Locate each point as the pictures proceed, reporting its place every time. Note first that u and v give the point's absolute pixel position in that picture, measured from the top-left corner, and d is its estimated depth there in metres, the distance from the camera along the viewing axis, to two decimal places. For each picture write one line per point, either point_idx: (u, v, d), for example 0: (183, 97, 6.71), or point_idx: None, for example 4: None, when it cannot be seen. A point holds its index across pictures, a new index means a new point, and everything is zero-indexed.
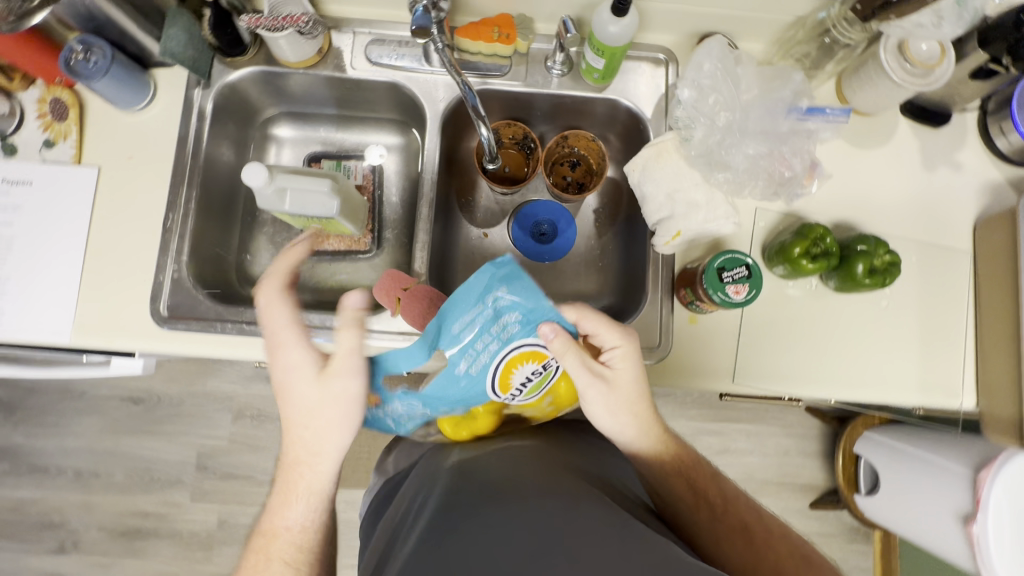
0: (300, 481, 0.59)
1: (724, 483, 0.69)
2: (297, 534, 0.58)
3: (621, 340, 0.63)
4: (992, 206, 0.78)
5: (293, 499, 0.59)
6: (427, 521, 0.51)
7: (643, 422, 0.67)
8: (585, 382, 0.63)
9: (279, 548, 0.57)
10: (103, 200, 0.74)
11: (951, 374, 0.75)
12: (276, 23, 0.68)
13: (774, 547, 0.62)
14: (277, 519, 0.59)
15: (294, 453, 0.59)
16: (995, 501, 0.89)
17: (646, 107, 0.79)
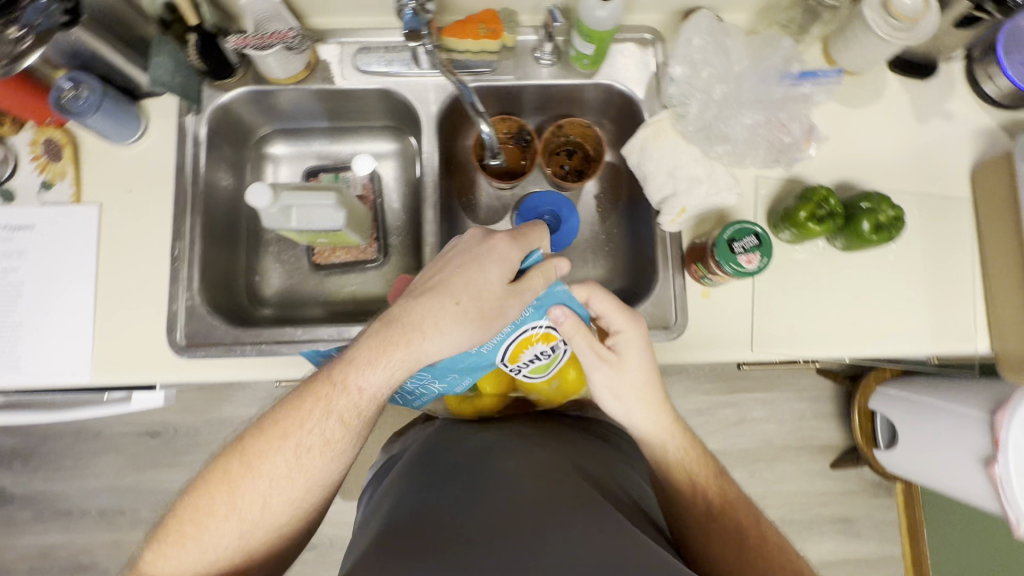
0: (400, 351, 0.58)
1: (729, 483, 0.66)
2: (346, 419, 0.58)
3: (626, 322, 0.64)
4: (987, 151, 0.79)
5: (383, 360, 0.58)
6: (418, 506, 0.54)
7: (651, 407, 0.66)
8: (589, 363, 0.65)
9: (341, 408, 0.58)
10: (108, 236, 0.74)
11: (961, 320, 0.76)
12: (264, 41, 0.68)
13: (766, 562, 0.59)
14: (351, 376, 0.58)
15: (413, 327, 0.58)
16: (1014, 440, 0.90)
17: (638, 89, 0.79)
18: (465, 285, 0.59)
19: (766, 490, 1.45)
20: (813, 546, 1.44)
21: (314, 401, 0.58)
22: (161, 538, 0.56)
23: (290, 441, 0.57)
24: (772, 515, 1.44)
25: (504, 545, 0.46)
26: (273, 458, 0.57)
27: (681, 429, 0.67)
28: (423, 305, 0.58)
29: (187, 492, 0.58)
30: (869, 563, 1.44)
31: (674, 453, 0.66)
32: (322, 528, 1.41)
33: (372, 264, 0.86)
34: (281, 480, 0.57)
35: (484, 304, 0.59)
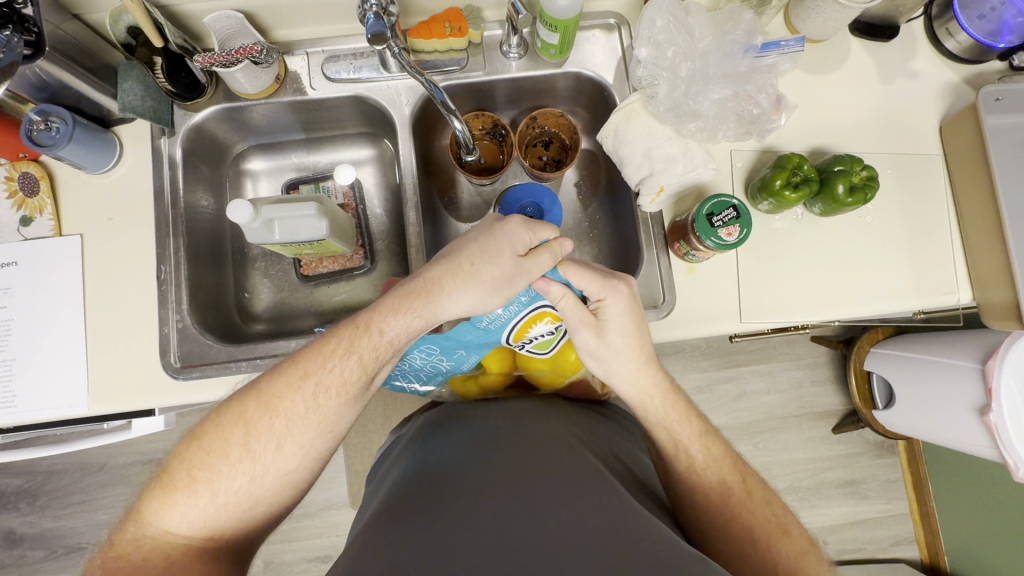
0: (421, 306, 0.59)
1: (717, 438, 0.66)
2: (366, 362, 0.59)
3: (608, 288, 0.62)
4: (953, 105, 0.81)
5: (404, 315, 0.59)
6: (422, 476, 0.55)
7: (633, 368, 0.65)
8: (568, 326, 0.64)
9: (364, 351, 0.58)
10: (93, 265, 0.74)
11: (943, 272, 0.77)
12: (230, 57, 0.67)
13: (754, 515, 0.61)
14: (374, 323, 0.59)
15: (433, 286, 0.60)
16: (1006, 387, 0.92)
17: (607, 74, 0.80)
18: (479, 249, 0.60)
19: (772, 460, 1.47)
20: (822, 510, 1.46)
21: (336, 345, 0.58)
22: (166, 485, 0.54)
23: (310, 384, 0.57)
24: (780, 483, 1.46)
25: (505, 515, 0.47)
26: (292, 398, 0.56)
27: (667, 391, 0.67)
28: (445, 270, 0.60)
29: (194, 436, 0.56)
30: (879, 522, 1.47)
31: (654, 412, 0.66)
32: (337, 539, 1.41)
33: (360, 270, 0.87)
34: (300, 420, 0.56)
35: (503, 270, 0.60)
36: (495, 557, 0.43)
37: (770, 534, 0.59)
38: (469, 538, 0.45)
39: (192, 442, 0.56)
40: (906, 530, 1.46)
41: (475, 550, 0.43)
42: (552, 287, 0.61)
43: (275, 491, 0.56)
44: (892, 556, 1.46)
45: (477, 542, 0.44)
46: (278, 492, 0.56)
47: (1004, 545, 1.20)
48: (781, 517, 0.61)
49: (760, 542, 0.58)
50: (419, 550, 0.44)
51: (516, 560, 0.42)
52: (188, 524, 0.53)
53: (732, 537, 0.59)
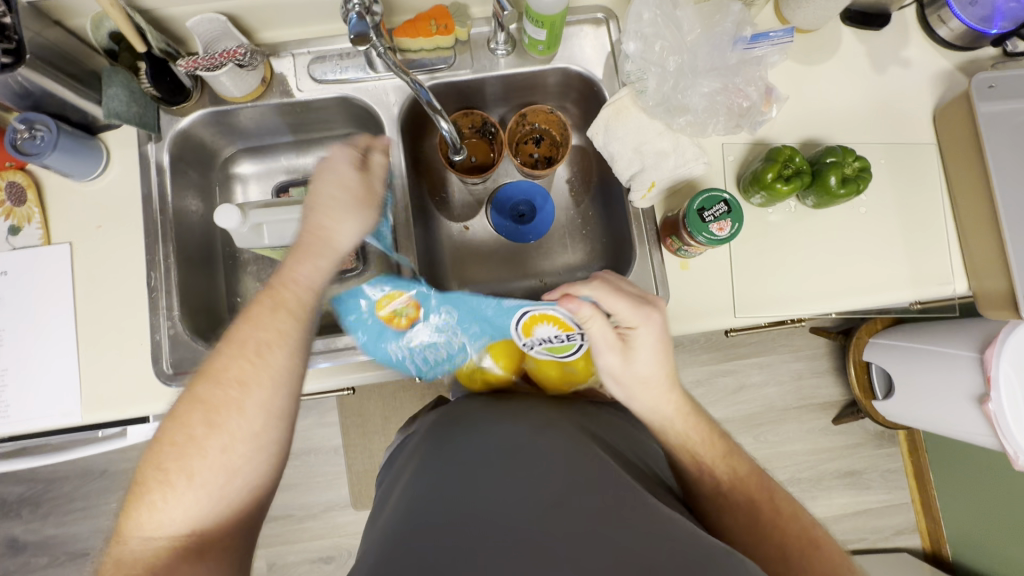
0: (315, 244, 0.59)
1: (739, 455, 0.66)
2: (291, 307, 0.57)
3: (639, 316, 0.63)
4: (946, 93, 0.80)
5: (306, 261, 0.59)
6: (434, 467, 0.54)
7: (654, 395, 0.66)
8: (597, 348, 0.65)
9: (287, 300, 0.57)
10: (82, 272, 0.73)
11: (938, 262, 0.77)
12: (214, 60, 0.67)
13: (782, 527, 0.59)
14: (286, 274, 0.58)
15: (318, 229, 0.59)
16: (1005, 375, 0.92)
17: (596, 69, 0.79)
18: (334, 184, 0.60)
19: (772, 452, 1.46)
20: (824, 502, 1.46)
21: (264, 304, 0.57)
22: (143, 493, 0.52)
23: (260, 348, 0.55)
24: (781, 476, 1.46)
25: (519, 504, 0.47)
26: (240, 364, 0.55)
27: (690, 413, 0.67)
28: (320, 209, 0.60)
29: (158, 436, 0.55)
30: (881, 512, 1.47)
31: (672, 434, 0.66)
32: (339, 540, 1.41)
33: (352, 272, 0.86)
34: (260, 383, 0.55)
35: (358, 193, 0.61)
36: (514, 543, 0.42)
37: (801, 546, 0.57)
38: (486, 527, 0.44)
39: (158, 442, 0.54)
40: (908, 520, 1.46)
41: (493, 538, 0.43)
42: (586, 312, 0.61)
43: (253, 463, 0.54)
44: (894, 546, 1.46)
45: (494, 531, 0.44)
46: (257, 467, 0.55)
47: (1006, 533, 1.20)
48: (813, 533, 0.59)
49: (792, 559, 0.56)
50: (437, 540, 0.44)
51: (535, 544, 0.42)
52: (176, 516, 0.51)
53: (765, 557, 0.57)
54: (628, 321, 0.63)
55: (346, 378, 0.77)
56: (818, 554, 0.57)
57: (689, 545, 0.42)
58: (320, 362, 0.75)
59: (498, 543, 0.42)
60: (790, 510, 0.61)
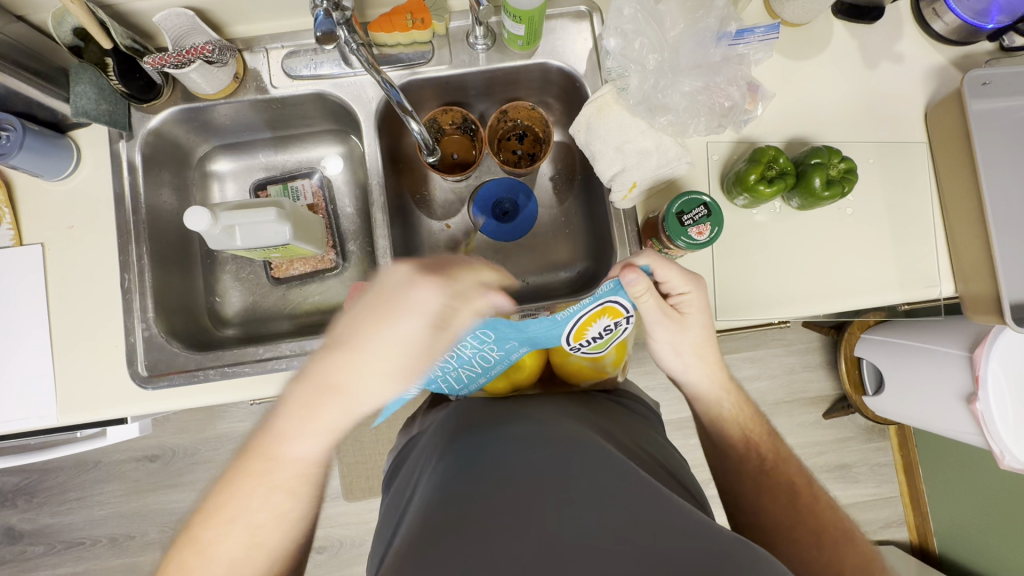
0: (328, 410, 0.50)
1: (782, 443, 0.70)
2: (296, 487, 0.50)
3: (690, 285, 0.63)
4: (939, 90, 0.77)
5: (304, 434, 0.50)
6: (455, 472, 0.56)
7: (706, 362, 0.70)
8: (654, 322, 0.65)
9: (291, 479, 0.50)
10: (56, 274, 0.73)
11: (924, 264, 0.75)
12: (182, 57, 0.65)
13: (819, 516, 0.61)
14: (269, 441, 0.50)
15: (337, 385, 0.50)
16: (993, 374, 0.91)
17: (579, 64, 0.77)
18: (386, 338, 0.51)
19: None
20: None
21: (253, 481, 0.49)
22: None
23: (206, 544, 0.48)
24: None
25: (539, 505, 0.47)
26: (224, 542, 0.48)
27: (733, 388, 0.72)
28: (330, 358, 0.51)
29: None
30: (870, 505, 1.47)
31: (730, 409, 0.71)
32: (330, 530, 1.42)
33: (332, 271, 0.85)
34: (239, 566, 0.47)
35: (395, 347, 0.51)
36: (529, 543, 0.43)
37: (836, 534, 0.59)
38: (503, 529, 0.45)
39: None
40: (896, 513, 1.47)
41: (515, 540, 0.43)
42: (642, 294, 0.59)
43: None
44: (882, 538, 1.46)
45: (508, 531, 0.44)
46: None
47: (992, 526, 1.20)
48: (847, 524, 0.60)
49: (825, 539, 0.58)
50: (452, 539, 0.45)
51: (551, 543, 0.42)
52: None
53: (795, 535, 0.60)
54: (681, 291, 0.64)
55: None
56: (851, 545, 0.58)
57: (697, 529, 0.43)
58: None
59: (513, 544, 0.43)
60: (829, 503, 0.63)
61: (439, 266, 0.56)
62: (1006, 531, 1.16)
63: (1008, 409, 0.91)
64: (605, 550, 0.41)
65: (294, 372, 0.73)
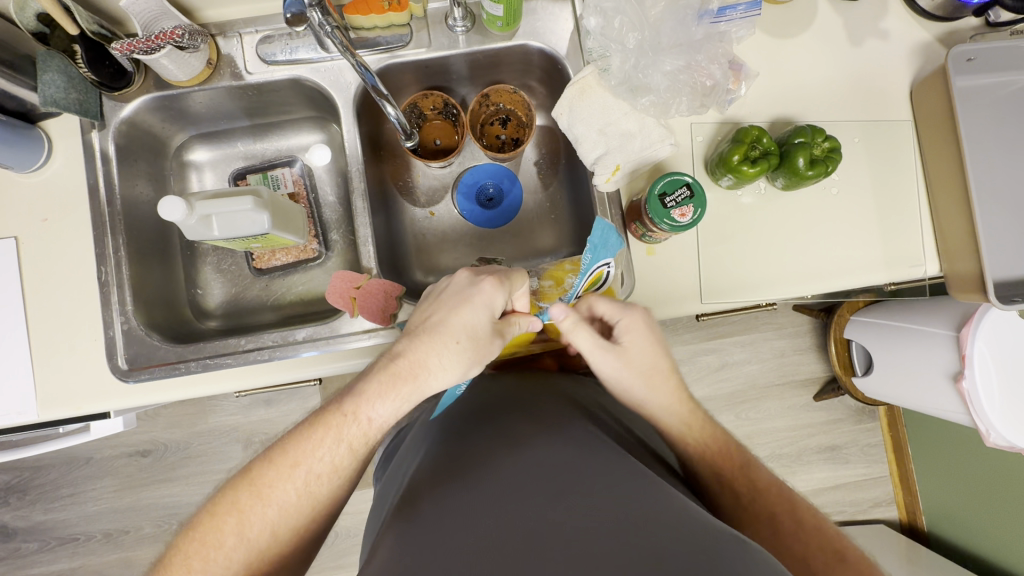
0: (406, 384, 0.57)
1: (757, 467, 0.64)
2: (357, 446, 0.56)
3: (625, 316, 0.66)
4: (924, 67, 0.77)
5: (381, 398, 0.57)
6: (446, 463, 0.55)
7: (666, 388, 0.67)
8: (594, 354, 0.65)
9: (352, 437, 0.56)
10: (30, 268, 0.71)
11: (910, 244, 0.75)
12: (152, 43, 0.63)
13: (806, 539, 0.57)
14: (345, 399, 0.57)
15: (418, 365, 0.58)
16: (979, 353, 0.91)
17: (560, 45, 0.75)
18: (460, 323, 0.59)
19: (754, 429, 1.47)
20: (803, 476, 1.48)
21: (323, 431, 0.56)
22: (201, 539, 0.52)
23: (267, 487, 0.54)
24: (761, 452, 1.47)
25: (524, 499, 0.47)
26: (283, 487, 0.54)
27: (698, 418, 0.68)
28: (412, 343, 0.58)
29: (192, 524, 0.54)
30: (860, 485, 1.48)
31: (696, 449, 0.66)
32: None
33: (315, 261, 0.84)
34: (290, 509, 0.54)
35: (448, 337, 0.58)
36: (522, 543, 0.42)
37: (826, 557, 0.55)
38: (489, 525, 0.44)
39: (190, 529, 0.54)
40: (886, 492, 1.48)
41: (498, 540, 0.43)
42: (567, 320, 0.63)
43: (274, 533, 0.53)
44: (872, 518, 1.48)
45: (497, 526, 0.44)
46: (282, 537, 0.54)
47: (980, 504, 1.22)
48: (835, 539, 0.56)
49: (819, 569, 0.54)
50: (436, 536, 0.44)
51: (536, 543, 0.42)
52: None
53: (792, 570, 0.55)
54: (620, 318, 0.66)
55: (328, 369, 0.73)
56: (846, 564, 0.54)
57: (683, 526, 0.43)
58: (304, 352, 0.71)
59: (496, 544, 0.42)
60: (813, 521, 0.59)
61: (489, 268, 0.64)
62: (994, 508, 1.18)
63: (994, 388, 0.92)
64: (588, 548, 0.40)
65: (278, 362, 0.72)
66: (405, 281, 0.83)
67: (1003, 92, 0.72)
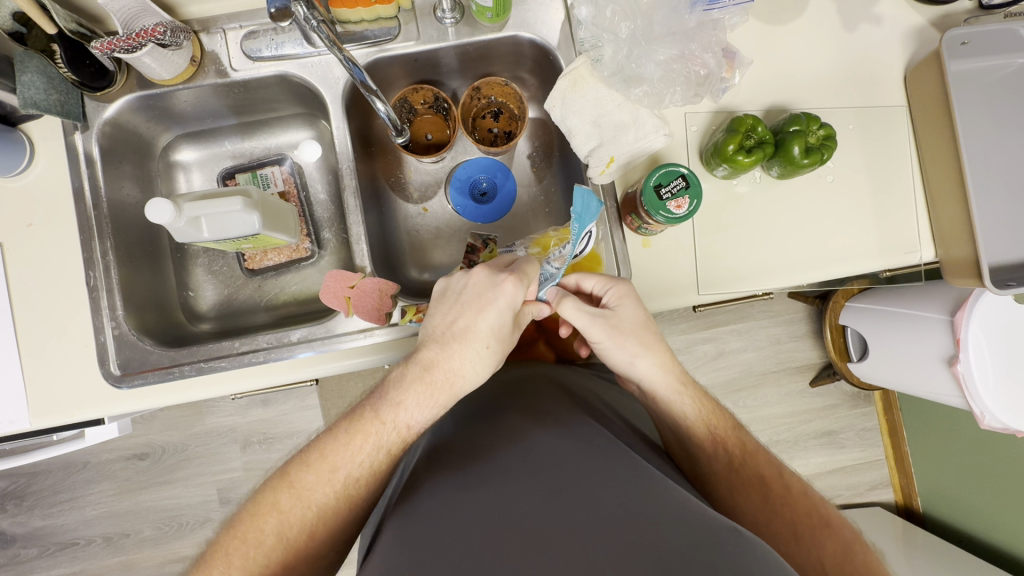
0: (444, 393, 0.58)
1: (748, 436, 0.64)
2: (395, 451, 0.56)
3: (611, 285, 0.64)
4: (919, 50, 0.76)
5: (419, 406, 0.57)
6: (444, 459, 0.54)
7: (657, 353, 0.65)
8: (586, 325, 0.63)
9: (390, 443, 0.56)
10: (17, 275, 0.70)
11: (906, 229, 0.75)
12: (132, 41, 0.62)
13: (792, 505, 0.57)
14: (381, 407, 0.57)
15: (453, 374, 0.58)
16: (973, 337, 0.91)
17: (551, 36, 0.74)
18: (488, 328, 0.59)
19: (751, 416, 1.48)
20: (801, 461, 1.49)
21: (363, 436, 0.56)
22: (239, 540, 0.52)
23: (307, 490, 0.53)
24: (759, 439, 1.48)
25: (523, 494, 0.46)
26: (323, 490, 0.54)
27: (690, 383, 0.66)
28: (443, 351, 0.58)
29: (230, 524, 0.54)
30: (856, 469, 1.50)
31: (693, 409, 0.64)
32: None
33: (308, 260, 0.84)
34: (329, 512, 0.53)
35: (476, 344, 0.59)
36: (524, 541, 0.41)
37: (812, 522, 0.55)
38: (490, 522, 0.43)
39: (228, 528, 0.53)
40: (882, 475, 1.49)
41: (501, 537, 0.42)
42: (564, 300, 0.63)
43: (315, 536, 0.53)
44: (870, 500, 1.49)
45: (497, 523, 0.43)
46: (321, 540, 0.53)
47: (975, 484, 1.23)
48: (822, 509, 0.57)
49: (805, 535, 0.54)
50: (435, 533, 0.44)
51: (538, 540, 0.41)
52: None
53: (774, 533, 0.55)
54: (607, 290, 0.65)
55: (323, 371, 0.72)
56: (830, 530, 0.55)
57: (685, 521, 0.42)
58: (300, 353, 0.70)
59: (499, 542, 0.42)
60: (801, 489, 0.59)
61: (502, 265, 0.63)
62: (990, 488, 1.19)
63: (988, 372, 0.92)
64: (590, 544, 0.40)
65: (272, 364, 0.71)
66: (399, 278, 0.82)
67: (996, 76, 0.72)
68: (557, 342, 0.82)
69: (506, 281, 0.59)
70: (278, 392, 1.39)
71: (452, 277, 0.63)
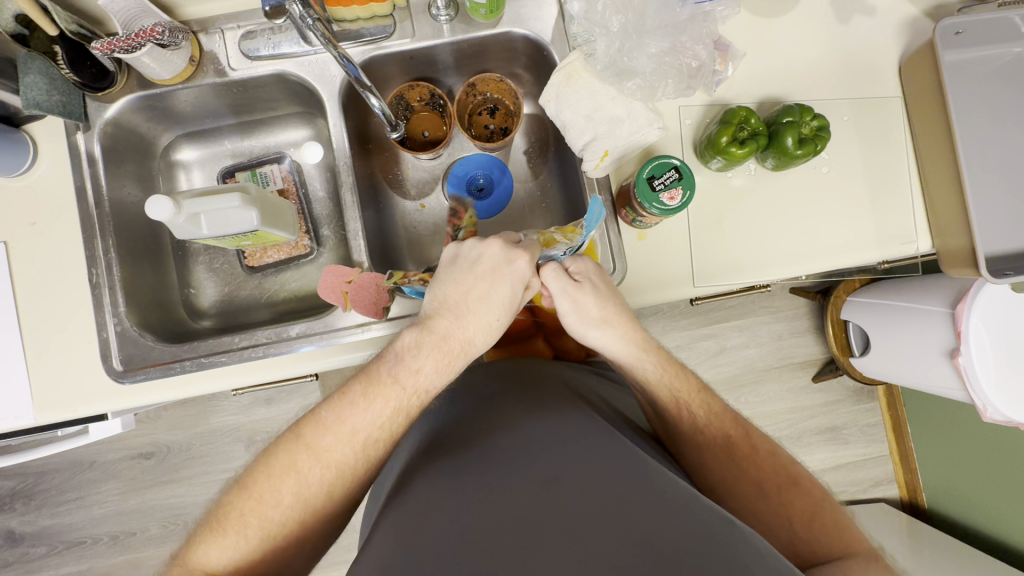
0: (460, 358, 0.60)
1: (713, 397, 0.63)
2: (411, 413, 0.57)
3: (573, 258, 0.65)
4: (913, 41, 0.76)
5: (435, 371, 0.59)
6: (439, 449, 0.55)
7: (618, 324, 0.63)
8: (559, 289, 0.62)
9: (408, 405, 0.57)
10: (21, 272, 0.71)
11: (900, 220, 0.74)
12: (131, 41, 0.63)
13: (760, 465, 0.58)
14: (400, 371, 0.58)
15: (468, 341, 0.60)
16: (974, 330, 0.91)
17: (545, 32, 0.74)
18: (501, 301, 0.60)
19: (753, 413, 1.48)
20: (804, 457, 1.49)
21: (383, 400, 0.56)
22: (257, 497, 0.52)
23: (326, 451, 0.54)
24: None
25: (516, 483, 0.46)
26: (340, 451, 0.54)
27: (654, 348, 0.65)
28: (459, 321, 0.60)
29: (243, 482, 0.54)
30: (860, 465, 1.49)
31: (654, 370, 0.63)
32: None
33: (307, 257, 0.84)
34: (346, 471, 0.54)
35: (489, 312, 0.60)
36: (517, 529, 0.42)
37: (777, 481, 0.57)
38: (485, 512, 0.44)
39: (241, 487, 0.54)
40: (886, 470, 1.48)
41: (495, 525, 0.42)
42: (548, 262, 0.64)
43: (330, 492, 0.54)
44: (874, 496, 1.48)
45: (491, 511, 0.44)
46: (336, 498, 0.54)
47: (979, 477, 1.23)
48: (790, 467, 0.58)
49: (770, 493, 0.56)
50: (430, 521, 0.44)
51: (531, 528, 0.41)
52: (229, 561, 0.51)
53: (742, 494, 0.57)
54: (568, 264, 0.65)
55: (323, 365, 0.72)
56: (798, 492, 0.56)
57: (675, 509, 0.43)
58: (301, 347, 0.71)
59: (493, 529, 0.42)
60: (769, 447, 0.60)
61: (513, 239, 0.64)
62: (995, 481, 1.18)
63: (990, 364, 0.91)
64: (580, 533, 0.40)
65: (271, 359, 0.72)
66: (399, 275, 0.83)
67: (988, 66, 0.72)
68: (556, 340, 0.83)
69: (516, 257, 0.60)
70: (281, 391, 1.40)
71: (462, 245, 0.63)
